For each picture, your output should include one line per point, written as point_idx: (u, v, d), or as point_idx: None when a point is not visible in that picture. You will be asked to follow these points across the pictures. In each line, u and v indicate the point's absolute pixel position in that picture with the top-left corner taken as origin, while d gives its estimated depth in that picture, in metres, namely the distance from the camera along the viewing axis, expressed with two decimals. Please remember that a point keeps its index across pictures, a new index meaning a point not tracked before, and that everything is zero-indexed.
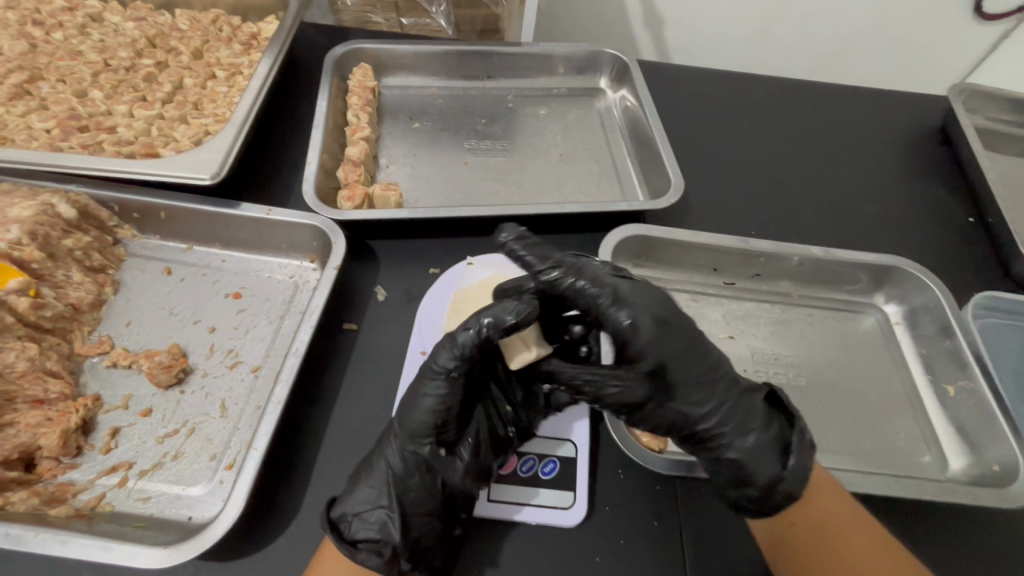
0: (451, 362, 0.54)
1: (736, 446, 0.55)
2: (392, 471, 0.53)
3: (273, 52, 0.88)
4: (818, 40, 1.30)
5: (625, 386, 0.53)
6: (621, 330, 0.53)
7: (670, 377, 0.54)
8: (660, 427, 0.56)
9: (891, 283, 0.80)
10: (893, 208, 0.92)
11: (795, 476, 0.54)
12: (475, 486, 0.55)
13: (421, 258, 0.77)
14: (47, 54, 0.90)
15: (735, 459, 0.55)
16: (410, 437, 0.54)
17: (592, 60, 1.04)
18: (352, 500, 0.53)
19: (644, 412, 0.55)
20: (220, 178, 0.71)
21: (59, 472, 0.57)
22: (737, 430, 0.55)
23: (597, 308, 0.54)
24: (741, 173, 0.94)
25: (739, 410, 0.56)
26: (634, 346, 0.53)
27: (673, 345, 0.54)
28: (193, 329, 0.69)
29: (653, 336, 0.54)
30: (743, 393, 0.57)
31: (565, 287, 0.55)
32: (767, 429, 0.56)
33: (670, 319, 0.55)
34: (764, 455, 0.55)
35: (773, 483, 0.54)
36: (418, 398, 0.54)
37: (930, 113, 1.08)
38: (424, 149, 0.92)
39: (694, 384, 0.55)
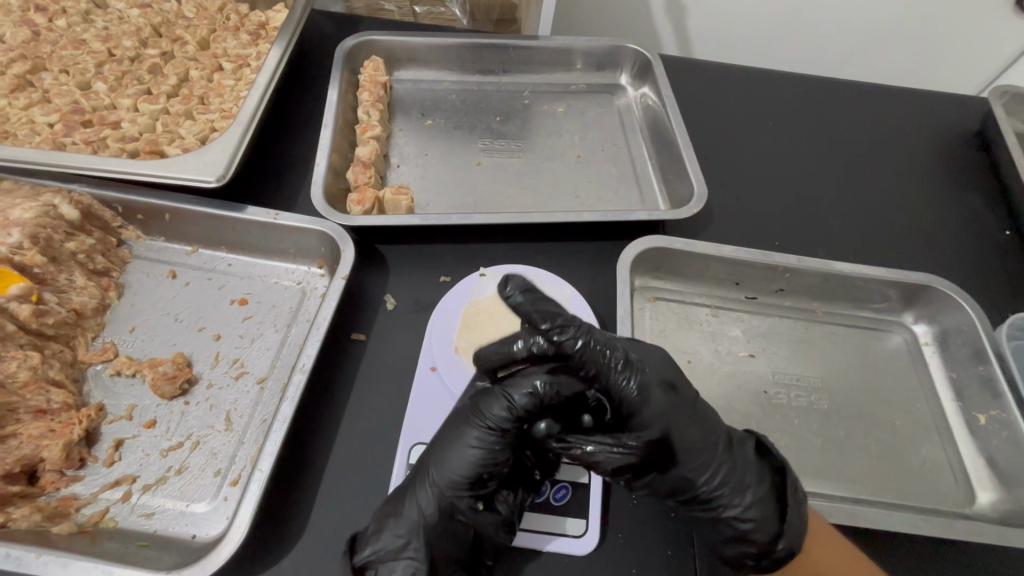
0: (503, 418, 0.52)
1: (735, 506, 0.53)
2: (426, 521, 0.51)
3: (281, 45, 0.85)
4: (851, 33, 1.23)
5: (632, 454, 0.50)
6: (627, 395, 0.52)
7: (673, 441, 0.52)
8: (661, 491, 0.53)
9: (921, 301, 0.76)
10: (925, 219, 0.87)
11: (797, 533, 0.51)
12: (510, 538, 0.53)
13: (432, 265, 0.74)
14: (50, 43, 0.88)
15: (735, 517, 0.53)
16: (449, 489, 0.52)
17: (612, 56, 1.00)
18: (378, 547, 0.51)
19: (647, 478, 0.52)
20: (225, 181, 0.69)
21: (61, 485, 0.56)
22: (736, 490, 0.52)
23: (608, 373, 0.52)
24: (766, 179, 0.90)
25: (738, 470, 0.53)
26: (643, 414, 0.51)
27: (675, 408, 0.52)
28: (198, 337, 0.67)
29: (658, 401, 0.52)
30: (736, 449, 0.54)
31: (579, 352, 0.52)
32: (762, 484, 0.54)
33: (670, 382, 0.54)
34: (765, 513, 0.52)
35: (774, 542, 0.52)
36: (463, 449, 0.52)
37: (969, 116, 1.02)
38: (436, 148, 0.88)
39: (696, 448, 0.52)
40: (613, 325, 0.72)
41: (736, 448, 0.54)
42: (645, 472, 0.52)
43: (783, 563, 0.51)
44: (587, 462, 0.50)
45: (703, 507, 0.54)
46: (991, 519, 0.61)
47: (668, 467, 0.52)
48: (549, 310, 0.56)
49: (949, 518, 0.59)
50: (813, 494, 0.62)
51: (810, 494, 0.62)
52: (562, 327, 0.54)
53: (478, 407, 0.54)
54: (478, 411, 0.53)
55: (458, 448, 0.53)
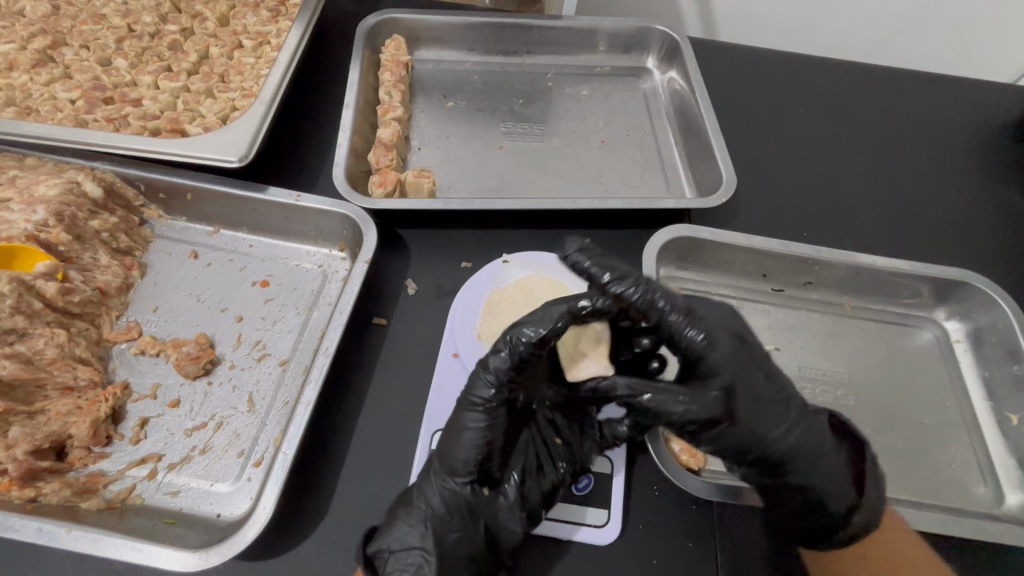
0: (490, 393, 0.52)
1: (805, 475, 0.55)
2: (431, 510, 0.51)
3: (302, 23, 0.83)
4: (887, 18, 1.19)
5: (710, 401, 0.52)
6: (699, 344, 0.54)
7: (745, 395, 0.53)
8: (732, 451, 0.54)
9: (954, 298, 0.74)
10: (961, 213, 0.84)
11: (871, 506, 0.56)
12: (522, 528, 0.52)
13: (453, 250, 0.73)
14: (70, 17, 0.87)
15: (805, 484, 0.55)
16: (451, 475, 0.52)
17: (639, 38, 0.97)
18: (388, 539, 0.51)
19: (716, 433, 0.53)
20: (248, 161, 0.68)
21: (89, 462, 0.57)
22: (810, 454, 0.55)
23: (666, 321, 0.54)
24: (796, 168, 0.87)
25: (813, 437, 0.56)
26: (711, 363, 0.54)
27: (746, 359, 0.54)
28: (220, 318, 0.67)
29: (730, 349, 0.54)
30: (806, 414, 0.57)
31: (638, 299, 0.54)
32: (836, 454, 0.57)
33: (739, 335, 0.56)
34: (838, 483, 0.56)
35: (848, 513, 0.56)
36: (459, 434, 0.52)
37: (1010, 106, 0.98)
38: (458, 131, 0.87)
39: (769, 408, 0.55)
40: None
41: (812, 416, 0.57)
42: (717, 424, 0.53)
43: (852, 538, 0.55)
44: (652, 411, 0.52)
45: (774, 474, 0.56)
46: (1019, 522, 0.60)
47: (740, 422, 0.53)
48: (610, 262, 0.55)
49: (977, 519, 0.58)
50: None
51: None
52: (619, 277, 0.54)
53: (469, 383, 0.53)
54: (467, 392, 0.53)
55: (457, 430, 0.53)
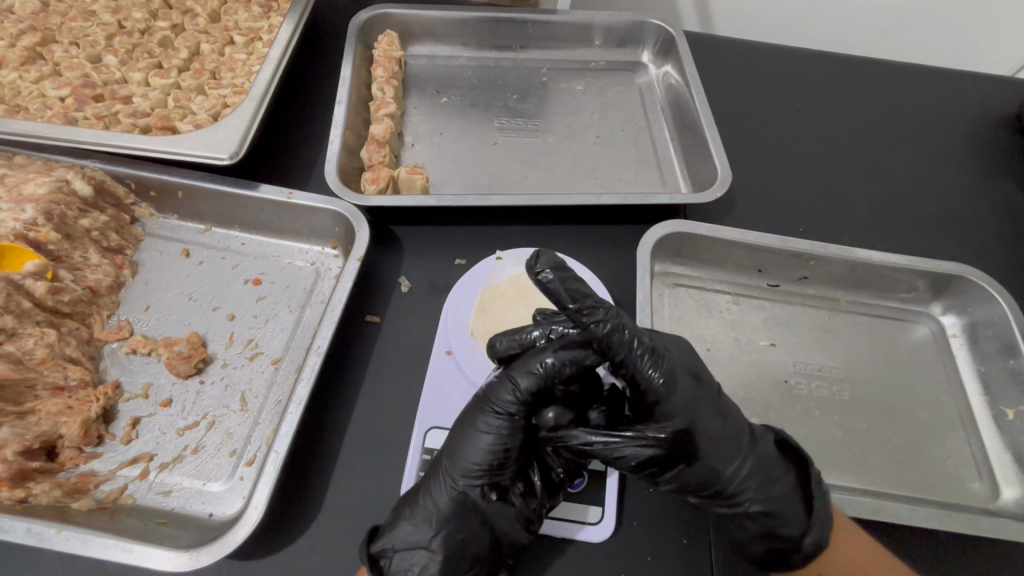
0: (510, 402, 0.52)
1: (760, 503, 0.52)
2: (438, 511, 0.51)
3: (294, 19, 0.82)
4: (885, 11, 1.18)
5: (659, 446, 0.50)
6: (654, 386, 0.51)
7: (697, 435, 0.51)
8: (689, 487, 0.52)
9: (951, 292, 0.74)
10: (958, 207, 0.84)
11: (825, 525, 0.51)
12: (526, 533, 0.52)
13: (447, 247, 0.73)
14: (60, 14, 0.86)
15: (760, 512, 0.52)
16: (461, 478, 0.52)
17: (634, 32, 0.96)
18: (393, 537, 0.50)
19: (674, 471, 0.52)
20: (238, 159, 0.67)
21: (80, 462, 0.56)
22: (762, 481, 0.52)
23: (632, 360, 0.50)
24: (792, 163, 0.87)
25: (766, 462, 0.53)
26: (664, 404, 0.51)
27: (699, 396, 0.52)
28: (212, 317, 0.67)
29: (683, 388, 0.51)
30: (761, 443, 0.54)
31: (606, 336, 0.50)
32: (788, 477, 0.53)
33: (692, 374, 0.53)
34: (794, 508, 0.52)
35: (802, 536, 0.51)
36: (476, 437, 0.52)
37: (1007, 100, 0.97)
38: (452, 127, 0.86)
39: (720, 440, 0.52)
40: (631, 312, 0.70)
41: (762, 442, 0.54)
42: (672, 464, 0.51)
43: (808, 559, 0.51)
44: (611, 454, 0.50)
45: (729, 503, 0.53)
46: (1015, 516, 0.60)
47: (697, 460, 0.51)
48: (581, 291, 0.52)
49: (972, 514, 0.58)
50: (833, 487, 0.61)
51: (830, 486, 0.61)
52: (589, 308, 0.51)
53: (489, 392, 0.53)
54: (486, 397, 0.53)
55: (471, 434, 0.52)
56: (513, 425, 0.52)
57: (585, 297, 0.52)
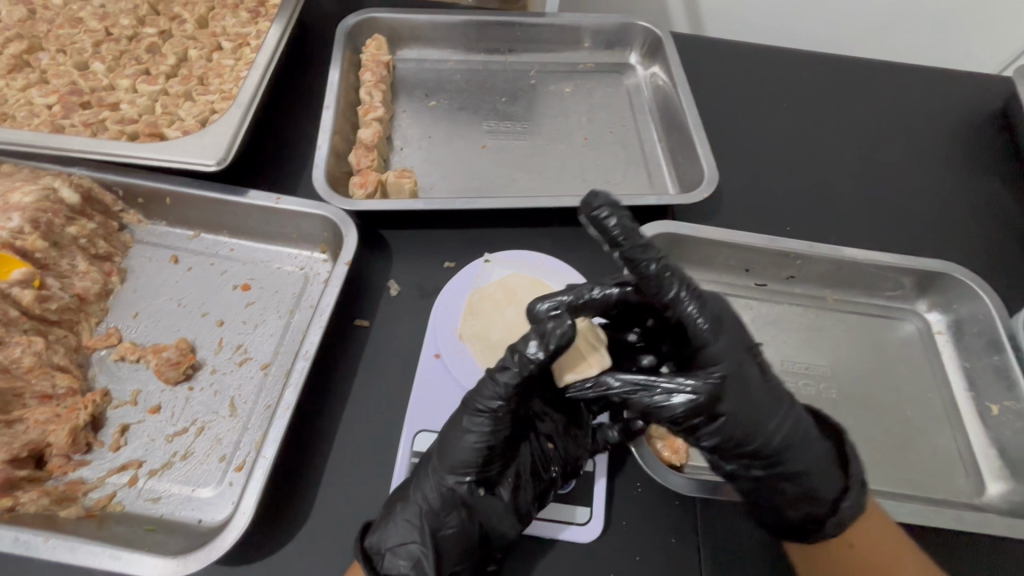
0: (496, 397, 0.51)
1: (801, 465, 0.51)
2: (427, 507, 0.51)
3: (281, 24, 0.83)
4: (871, 11, 1.19)
5: (708, 392, 0.49)
6: (700, 329, 0.50)
7: (742, 386, 0.50)
8: (731, 443, 0.50)
9: (936, 289, 0.74)
10: (943, 205, 0.85)
11: (860, 491, 0.51)
12: (516, 527, 0.53)
13: (436, 250, 0.73)
14: (46, 21, 0.86)
15: (800, 475, 0.51)
16: (451, 475, 0.52)
17: (622, 34, 0.97)
18: (385, 534, 0.51)
19: (717, 425, 0.49)
20: (226, 165, 0.68)
21: (68, 469, 0.56)
22: (803, 441, 0.51)
23: (678, 302, 0.51)
24: (779, 162, 0.87)
25: (803, 424, 0.52)
26: (710, 348, 0.50)
27: (740, 344, 0.51)
28: (201, 323, 0.67)
29: (727, 335, 0.51)
30: (796, 403, 0.53)
31: (655, 272, 0.50)
32: (821, 442, 0.53)
33: (735, 321, 0.53)
34: (829, 471, 0.52)
35: (839, 501, 0.51)
36: (462, 435, 0.52)
37: (992, 98, 0.98)
38: (441, 130, 0.86)
39: (764, 395, 0.51)
40: None
41: (797, 402, 0.53)
42: (716, 416, 0.49)
43: (839, 526, 0.51)
44: (653, 402, 0.49)
45: (767, 465, 0.51)
46: (1000, 511, 0.60)
47: (739, 412, 0.49)
48: (632, 228, 0.51)
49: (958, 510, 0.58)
50: None
51: None
52: (640, 249, 0.50)
53: (475, 389, 0.52)
54: (472, 394, 0.52)
55: (459, 430, 0.52)
56: (498, 419, 0.51)
57: (642, 240, 0.51)
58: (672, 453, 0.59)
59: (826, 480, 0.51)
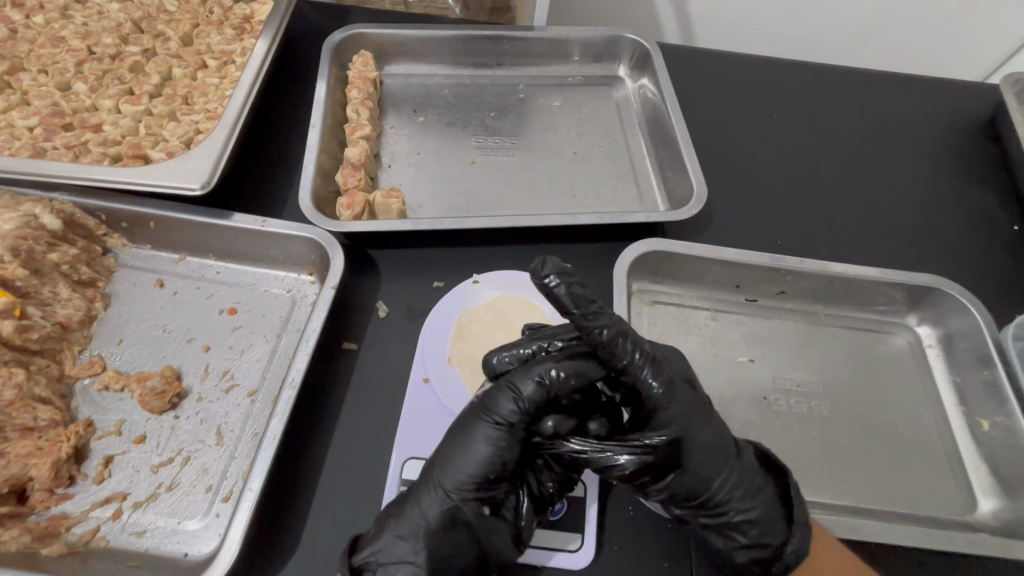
0: (510, 410, 0.52)
1: (745, 512, 0.53)
2: (427, 524, 0.50)
3: (266, 42, 0.82)
4: (859, 19, 1.19)
5: (656, 453, 0.50)
6: (651, 392, 0.52)
7: (691, 446, 0.52)
8: (677, 497, 0.52)
9: (927, 303, 0.74)
10: (933, 216, 0.85)
11: (804, 534, 0.52)
12: (513, 549, 0.52)
13: (425, 270, 0.73)
14: (28, 41, 0.85)
15: (745, 521, 0.53)
16: (453, 491, 0.51)
17: (611, 46, 0.96)
18: (376, 549, 0.50)
19: (665, 481, 0.52)
20: (210, 188, 0.67)
21: (51, 504, 0.56)
22: (747, 492, 0.53)
23: (632, 367, 0.52)
24: (769, 175, 0.87)
25: (747, 474, 0.53)
26: (663, 411, 0.52)
27: (694, 406, 0.53)
28: (187, 349, 0.66)
29: (680, 399, 0.52)
30: (741, 452, 0.54)
31: (607, 341, 0.51)
32: (768, 487, 0.54)
33: (689, 383, 0.55)
34: (772, 516, 0.53)
35: (783, 544, 0.53)
36: (473, 448, 0.52)
37: (980, 106, 0.98)
38: (429, 147, 0.86)
39: (712, 452, 0.52)
40: None
41: (742, 454, 0.54)
42: (663, 474, 0.51)
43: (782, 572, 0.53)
44: (605, 464, 0.50)
45: (713, 514, 0.53)
46: (991, 529, 0.60)
47: (686, 469, 0.51)
48: (588, 297, 0.52)
49: (950, 530, 0.58)
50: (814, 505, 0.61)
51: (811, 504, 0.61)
52: (593, 313, 0.52)
53: (487, 401, 0.53)
54: (486, 407, 0.53)
55: (469, 444, 0.52)
56: (511, 435, 0.52)
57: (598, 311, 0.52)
58: None
59: (769, 525, 0.53)
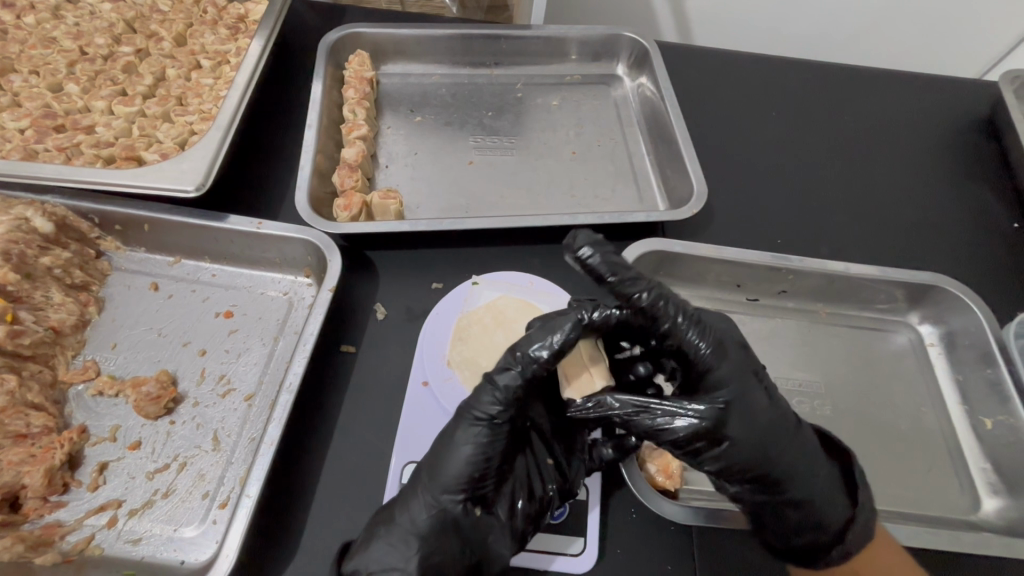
0: (495, 408, 0.51)
1: (804, 491, 0.52)
2: (416, 530, 0.49)
3: (261, 42, 0.81)
4: (857, 17, 1.19)
5: (711, 415, 0.50)
6: (702, 356, 0.52)
7: (750, 412, 0.51)
8: (735, 469, 0.51)
9: (928, 301, 0.74)
10: (933, 214, 0.84)
11: (869, 518, 0.52)
12: (509, 548, 0.51)
13: (423, 272, 0.72)
14: (19, 42, 0.84)
15: (804, 501, 0.52)
16: (440, 495, 0.50)
17: (609, 45, 0.96)
18: (366, 559, 0.49)
19: (720, 449, 0.50)
20: (205, 190, 0.66)
21: (44, 512, 0.55)
22: (805, 469, 0.52)
23: (677, 329, 0.52)
24: (769, 173, 0.87)
25: (809, 452, 0.53)
26: (717, 372, 0.51)
27: (748, 368, 0.53)
28: (182, 353, 0.65)
29: (733, 360, 0.52)
30: (800, 424, 0.54)
31: (648, 304, 0.52)
32: (827, 468, 0.54)
33: (740, 344, 0.54)
34: (833, 498, 0.53)
35: (843, 529, 0.53)
36: (456, 449, 0.50)
37: (978, 103, 0.98)
38: (427, 147, 0.85)
39: (772, 421, 0.52)
40: None
41: (802, 427, 0.54)
42: (719, 442, 0.50)
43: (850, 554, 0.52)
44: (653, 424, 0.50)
45: (769, 491, 0.52)
46: (995, 529, 0.60)
47: (743, 437, 0.50)
48: (619, 263, 0.54)
49: (955, 530, 0.58)
50: None
51: None
52: (631, 279, 0.53)
53: (470, 400, 0.52)
54: (468, 405, 0.52)
55: (454, 446, 0.51)
56: (495, 431, 0.51)
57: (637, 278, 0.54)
58: (666, 477, 0.58)
59: (827, 504, 0.53)
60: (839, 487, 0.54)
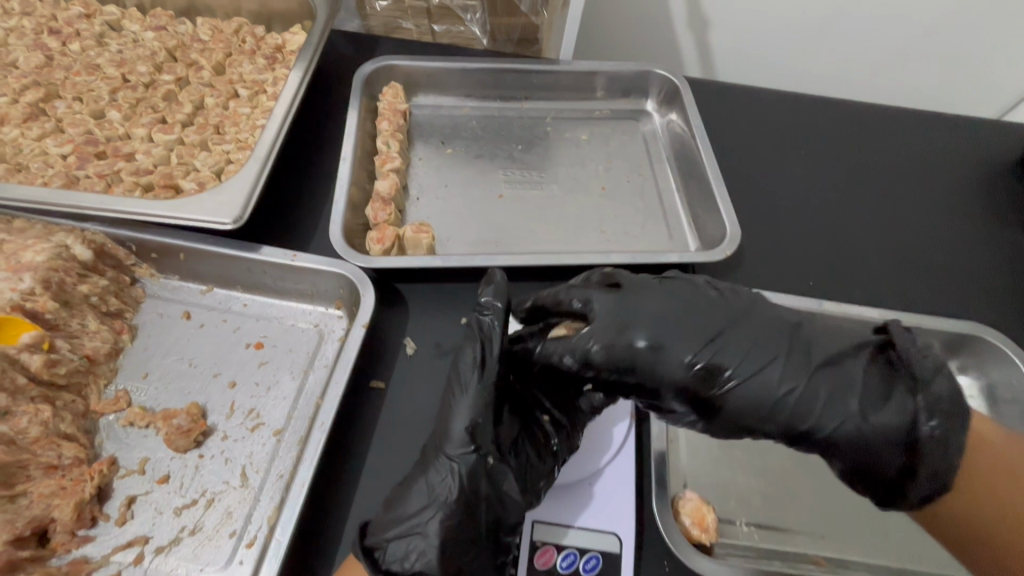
0: (482, 359, 0.57)
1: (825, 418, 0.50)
2: (433, 491, 0.52)
3: (299, 73, 0.82)
4: (883, 55, 1.19)
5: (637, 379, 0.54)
6: (639, 353, 0.52)
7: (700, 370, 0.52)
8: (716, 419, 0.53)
9: (966, 352, 0.72)
10: (968, 260, 0.83)
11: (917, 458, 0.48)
12: (524, 500, 0.54)
13: (454, 307, 0.72)
14: (64, 68, 0.86)
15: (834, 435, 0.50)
16: (450, 447, 0.54)
17: (639, 81, 0.96)
18: (387, 527, 0.52)
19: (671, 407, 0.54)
20: (243, 222, 0.66)
21: (72, 547, 0.54)
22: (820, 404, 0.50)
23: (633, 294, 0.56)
24: (800, 213, 0.86)
25: (814, 390, 0.50)
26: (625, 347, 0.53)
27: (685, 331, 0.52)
28: (213, 385, 0.65)
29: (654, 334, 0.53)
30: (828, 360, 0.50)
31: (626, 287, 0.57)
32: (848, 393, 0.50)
33: (671, 314, 0.53)
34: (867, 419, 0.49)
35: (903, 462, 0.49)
36: (457, 405, 0.55)
37: (1012, 147, 0.97)
38: (457, 179, 0.85)
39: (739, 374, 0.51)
40: None
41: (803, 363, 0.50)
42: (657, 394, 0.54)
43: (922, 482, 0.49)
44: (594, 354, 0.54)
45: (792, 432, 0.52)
46: None
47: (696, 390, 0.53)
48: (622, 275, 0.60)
49: None
50: (858, 567, 0.59)
51: (854, 566, 0.59)
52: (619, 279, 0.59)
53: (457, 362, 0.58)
54: (456, 367, 0.57)
55: (455, 402, 0.55)
56: (491, 390, 0.56)
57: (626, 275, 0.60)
58: (700, 530, 0.57)
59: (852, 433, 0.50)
60: (880, 412, 0.49)
